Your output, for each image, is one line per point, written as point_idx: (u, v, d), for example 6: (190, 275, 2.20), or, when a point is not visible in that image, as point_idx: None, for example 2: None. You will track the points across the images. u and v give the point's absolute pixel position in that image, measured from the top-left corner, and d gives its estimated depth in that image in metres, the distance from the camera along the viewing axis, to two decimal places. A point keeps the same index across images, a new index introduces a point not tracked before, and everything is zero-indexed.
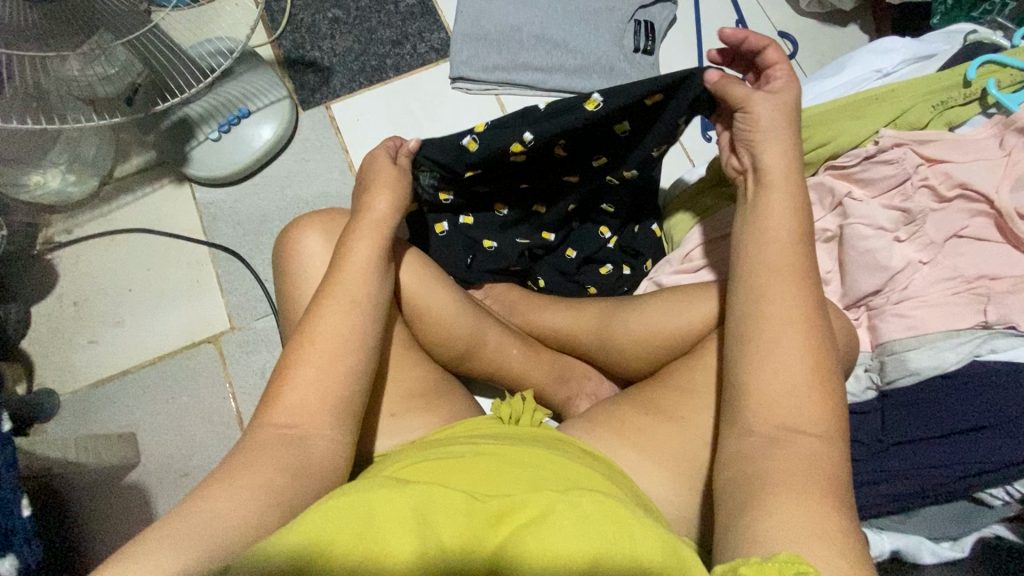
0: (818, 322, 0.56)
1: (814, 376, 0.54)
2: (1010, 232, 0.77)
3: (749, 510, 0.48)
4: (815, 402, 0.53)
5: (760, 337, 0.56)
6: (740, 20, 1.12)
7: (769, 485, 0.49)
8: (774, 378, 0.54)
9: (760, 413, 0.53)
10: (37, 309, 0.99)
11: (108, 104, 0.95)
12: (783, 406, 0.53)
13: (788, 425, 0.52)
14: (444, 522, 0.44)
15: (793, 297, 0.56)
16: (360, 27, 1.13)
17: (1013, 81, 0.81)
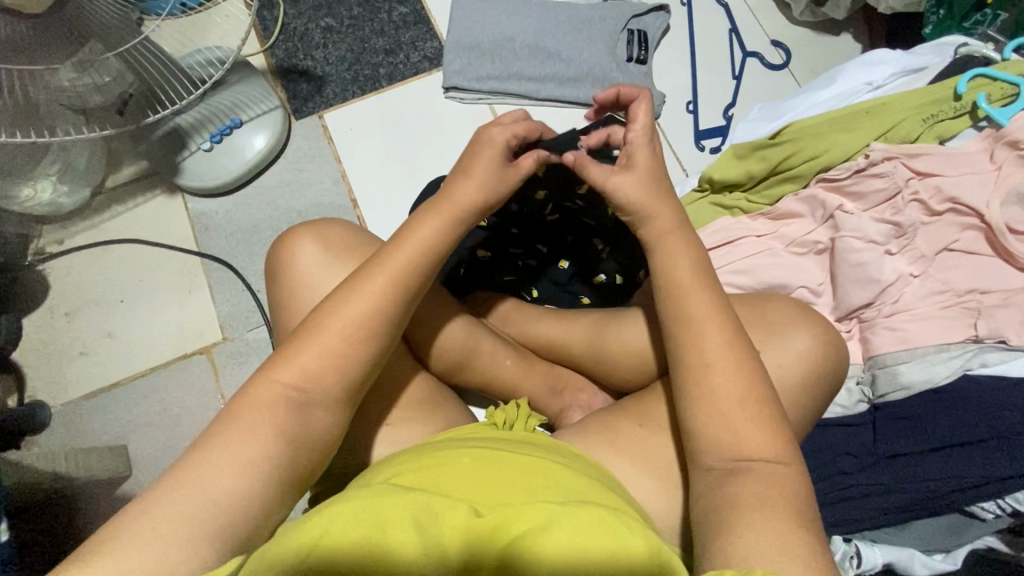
0: (740, 352, 0.56)
1: (747, 405, 0.53)
2: (1000, 246, 0.77)
3: (730, 530, 0.47)
4: (765, 431, 0.53)
5: (689, 385, 0.56)
6: (733, 29, 1.12)
7: (745, 508, 0.48)
8: (710, 422, 0.54)
9: (708, 450, 0.54)
10: (29, 320, 0.99)
11: (101, 114, 0.94)
12: (725, 440, 0.53)
13: (743, 457, 0.52)
14: (441, 526, 0.46)
15: (711, 337, 0.56)
16: (353, 36, 1.13)
17: (1003, 95, 0.81)
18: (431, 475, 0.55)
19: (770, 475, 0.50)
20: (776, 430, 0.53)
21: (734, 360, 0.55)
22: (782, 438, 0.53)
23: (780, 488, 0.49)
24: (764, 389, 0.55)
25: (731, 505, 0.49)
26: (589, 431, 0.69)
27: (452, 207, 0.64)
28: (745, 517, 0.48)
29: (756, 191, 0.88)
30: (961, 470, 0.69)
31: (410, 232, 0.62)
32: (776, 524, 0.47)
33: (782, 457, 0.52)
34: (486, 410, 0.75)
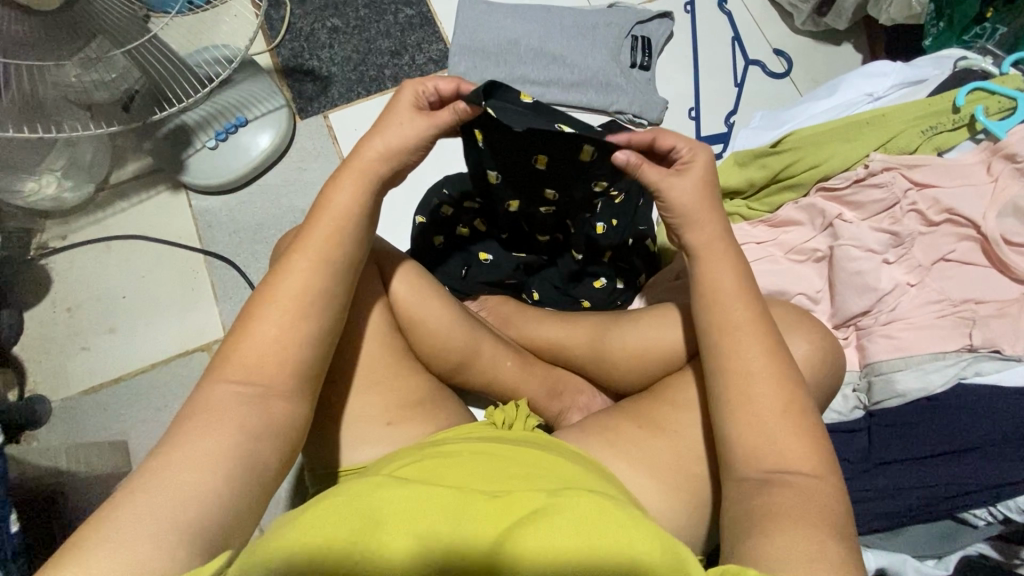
0: (783, 367, 0.57)
1: (788, 419, 0.54)
2: (996, 257, 0.78)
3: (754, 536, 0.49)
4: (801, 443, 0.54)
5: (731, 394, 0.57)
6: (735, 37, 1.13)
7: (772, 517, 0.49)
8: (749, 434, 0.55)
9: (746, 461, 0.54)
10: (30, 315, 0.99)
11: (107, 110, 0.95)
12: (765, 452, 0.54)
13: (781, 471, 0.53)
14: (440, 520, 0.47)
15: (755, 350, 0.57)
16: (358, 37, 1.14)
17: (1001, 108, 0.82)
18: (429, 470, 0.56)
19: (808, 487, 0.51)
20: (818, 447, 0.54)
21: (775, 371, 0.56)
22: (817, 452, 0.54)
23: (818, 500, 0.50)
24: (805, 402, 0.56)
25: (763, 513, 0.50)
26: (588, 432, 0.70)
27: (363, 168, 0.64)
28: (766, 524, 0.49)
29: (755, 199, 0.90)
30: (954, 477, 0.69)
31: (326, 204, 0.62)
32: (804, 527, 0.48)
33: (816, 471, 0.53)
34: (486, 410, 0.76)
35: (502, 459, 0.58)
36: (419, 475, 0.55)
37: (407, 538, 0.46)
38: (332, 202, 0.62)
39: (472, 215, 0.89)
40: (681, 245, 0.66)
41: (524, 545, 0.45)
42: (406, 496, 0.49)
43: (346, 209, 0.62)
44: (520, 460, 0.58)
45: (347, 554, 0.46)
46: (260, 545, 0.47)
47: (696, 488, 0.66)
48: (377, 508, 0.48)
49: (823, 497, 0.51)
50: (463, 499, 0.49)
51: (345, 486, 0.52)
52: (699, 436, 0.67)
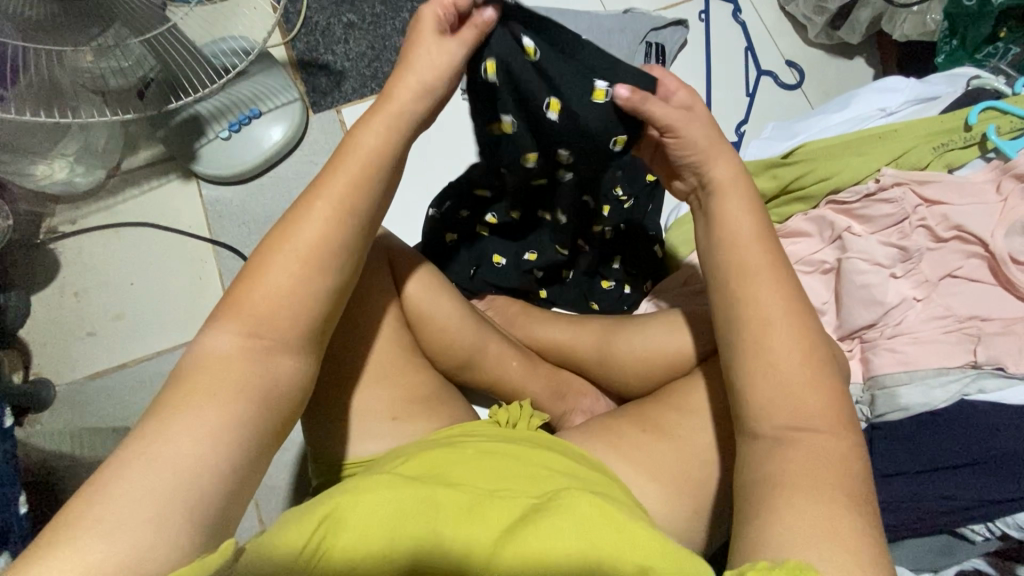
0: (804, 321, 0.55)
1: (811, 367, 0.53)
2: (1003, 276, 0.79)
3: (759, 513, 0.48)
4: (823, 398, 0.52)
5: (746, 342, 0.55)
6: (749, 48, 1.14)
7: (781, 487, 0.49)
8: (770, 384, 0.53)
9: (759, 417, 0.53)
10: (36, 298, 0.99)
11: (121, 97, 0.95)
12: (778, 403, 0.52)
13: (798, 427, 0.51)
14: (441, 522, 0.48)
15: (773, 304, 0.56)
16: (374, 33, 1.14)
17: (1013, 128, 0.83)
18: (431, 464, 0.57)
19: (819, 448, 0.50)
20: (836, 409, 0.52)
21: (789, 322, 0.55)
22: (830, 414, 0.52)
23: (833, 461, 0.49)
24: (823, 356, 0.54)
25: (771, 488, 0.49)
26: (594, 433, 0.70)
27: (398, 109, 0.61)
28: (775, 500, 0.48)
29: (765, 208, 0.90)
30: (954, 492, 0.70)
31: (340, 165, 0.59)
32: (816, 504, 0.47)
33: (831, 429, 0.51)
34: (490, 409, 0.76)
35: (504, 455, 0.59)
36: (422, 469, 0.56)
37: (405, 534, 0.47)
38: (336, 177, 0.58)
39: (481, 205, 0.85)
40: (696, 183, 0.66)
41: (522, 548, 0.46)
42: (404, 495, 0.50)
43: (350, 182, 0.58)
44: (522, 456, 0.59)
45: (347, 549, 0.46)
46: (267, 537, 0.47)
47: (698, 492, 0.66)
48: (379, 505, 0.49)
49: (838, 458, 0.50)
50: (463, 502, 0.50)
51: (351, 482, 0.52)
52: (703, 442, 0.68)
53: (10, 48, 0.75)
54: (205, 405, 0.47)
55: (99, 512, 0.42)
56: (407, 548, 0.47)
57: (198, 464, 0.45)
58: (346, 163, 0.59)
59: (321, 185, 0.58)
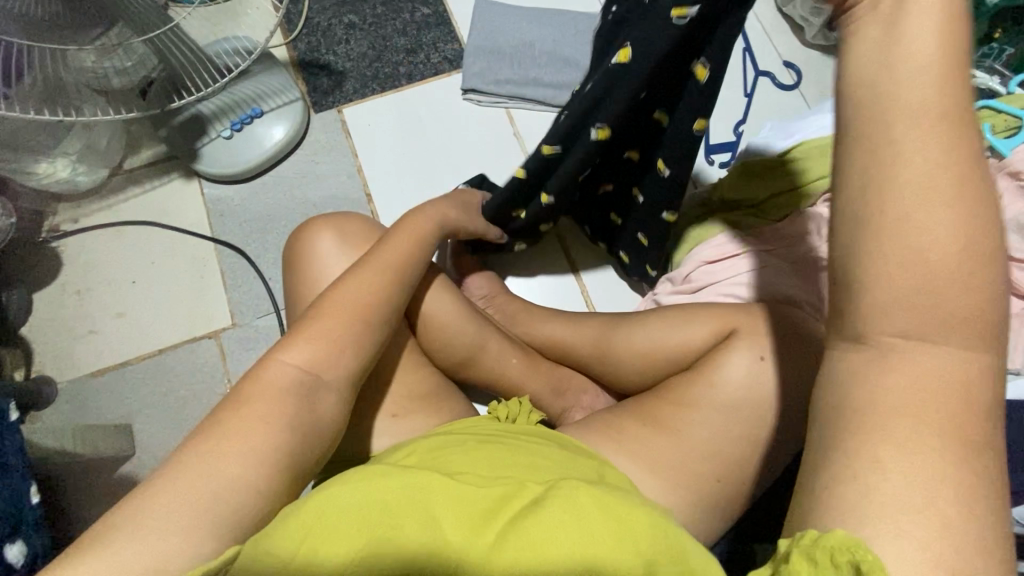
0: (971, 187, 0.33)
1: (960, 256, 0.33)
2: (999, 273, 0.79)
3: (828, 462, 0.33)
4: (973, 305, 0.33)
5: (868, 219, 0.34)
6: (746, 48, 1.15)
7: (881, 425, 0.32)
8: (897, 274, 0.33)
9: (865, 328, 0.35)
10: (39, 296, 1.00)
11: (122, 96, 0.97)
12: (905, 304, 0.34)
13: (914, 340, 0.34)
14: (444, 516, 0.48)
15: (934, 168, 0.33)
16: (375, 34, 1.15)
17: (1008, 127, 0.84)
18: (436, 459, 0.57)
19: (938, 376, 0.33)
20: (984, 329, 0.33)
21: (959, 195, 0.33)
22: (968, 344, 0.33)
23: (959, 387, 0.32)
24: (992, 246, 0.33)
25: (854, 415, 0.34)
26: (594, 428, 0.71)
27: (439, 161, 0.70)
28: (854, 426, 0.33)
29: (767, 204, 0.90)
30: None
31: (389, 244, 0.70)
32: (921, 444, 0.32)
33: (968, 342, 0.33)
34: (492, 404, 0.77)
35: (510, 451, 0.59)
36: (427, 464, 0.56)
37: (408, 528, 0.47)
38: (383, 257, 0.68)
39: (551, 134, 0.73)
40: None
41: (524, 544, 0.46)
42: (408, 490, 0.50)
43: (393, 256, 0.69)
44: (527, 451, 0.59)
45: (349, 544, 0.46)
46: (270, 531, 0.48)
47: (698, 487, 0.67)
48: (383, 500, 0.49)
49: (968, 392, 0.33)
50: (466, 492, 0.50)
51: (356, 474, 0.53)
52: (704, 437, 0.68)
53: (14, 47, 0.75)
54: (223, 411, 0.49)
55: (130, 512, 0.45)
56: (412, 543, 0.47)
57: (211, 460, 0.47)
58: (388, 247, 0.70)
59: (370, 258, 0.68)
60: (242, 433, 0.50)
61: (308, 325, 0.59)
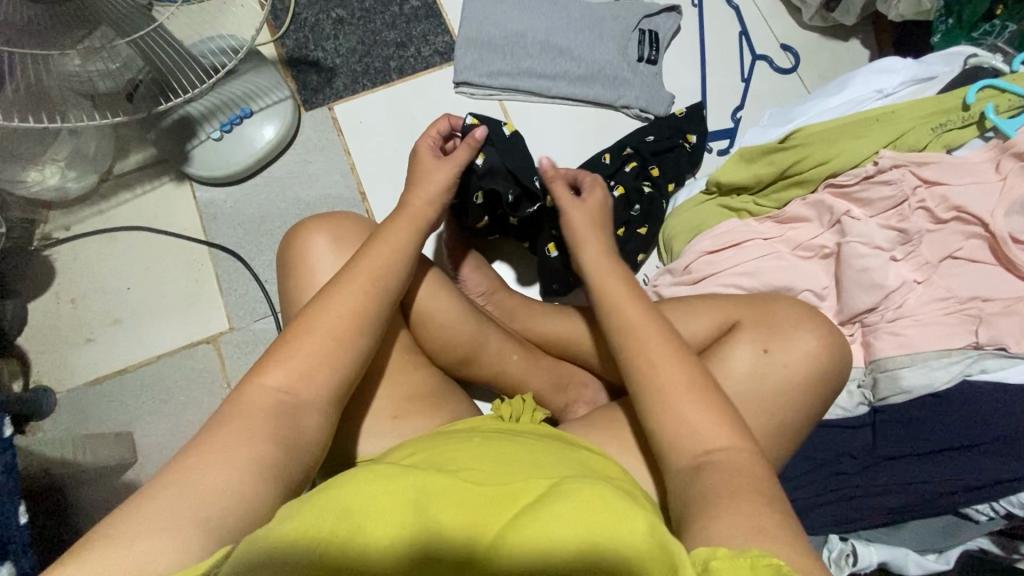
0: (680, 354, 0.59)
1: (699, 397, 0.56)
2: (1003, 256, 0.78)
3: (698, 520, 0.49)
4: (715, 422, 0.55)
5: (642, 388, 0.58)
6: (743, 31, 1.13)
7: (714, 503, 0.50)
8: (669, 420, 0.56)
9: (675, 451, 0.55)
10: (35, 305, 0.99)
11: (109, 100, 0.93)
12: (687, 437, 0.55)
13: (706, 453, 0.54)
14: (445, 511, 0.47)
15: (661, 355, 0.59)
16: (364, 28, 1.13)
17: (1011, 106, 0.82)
18: (434, 458, 0.56)
19: (734, 465, 0.53)
20: (732, 419, 0.56)
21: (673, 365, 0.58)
22: (733, 422, 0.56)
23: (744, 472, 0.52)
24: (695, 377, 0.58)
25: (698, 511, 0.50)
26: (599, 425, 0.70)
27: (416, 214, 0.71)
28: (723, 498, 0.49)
29: (762, 194, 0.90)
30: (958, 473, 0.70)
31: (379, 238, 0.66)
32: (738, 507, 0.48)
33: (737, 442, 0.54)
34: (493, 402, 0.76)
35: (516, 448, 0.59)
36: (426, 463, 0.55)
37: (410, 520, 0.46)
38: (375, 256, 0.64)
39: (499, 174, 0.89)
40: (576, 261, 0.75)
41: (529, 535, 0.45)
42: (410, 485, 0.48)
43: (395, 247, 0.66)
44: (527, 448, 0.59)
45: (348, 537, 0.44)
46: (264, 528, 0.45)
47: None
48: (384, 496, 0.47)
49: (745, 472, 0.52)
50: (470, 487, 0.49)
51: (349, 473, 0.51)
52: None
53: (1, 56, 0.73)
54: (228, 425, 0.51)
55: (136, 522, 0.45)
56: (414, 538, 0.45)
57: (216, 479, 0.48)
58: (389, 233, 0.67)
59: (358, 262, 0.63)
60: (248, 450, 0.50)
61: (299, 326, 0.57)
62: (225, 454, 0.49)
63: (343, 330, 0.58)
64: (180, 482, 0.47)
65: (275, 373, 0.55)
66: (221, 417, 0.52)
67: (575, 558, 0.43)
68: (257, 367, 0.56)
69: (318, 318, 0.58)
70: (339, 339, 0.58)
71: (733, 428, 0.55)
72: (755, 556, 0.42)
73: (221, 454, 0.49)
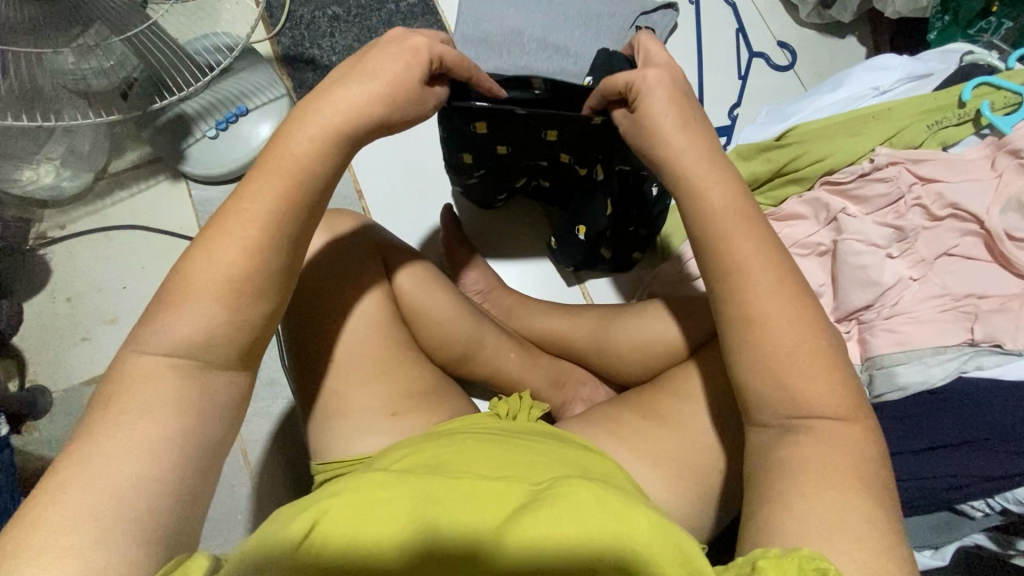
0: (796, 304, 0.54)
1: (808, 361, 0.52)
2: (999, 253, 0.79)
3: (771, 504, 0.47)
4: (821, 381, 0.51)
5: (736, 332, 0.54)
6: (739, 28, 1.13)
7: (791, 478, 0.48)
8: (760, 373, 0.53)
9: (764, 407, 0.53)
10: (29, 305, 0.98)
11: (104, 99, 0.93)
12: (780, 396, 0.52)
13: (800, 415, 0.51)
14: (444, 509, 0.47)
15: (778, 311, 0.53)
16: (360, 26, 1.12)
17: (1007, 104, 0.82)
18: (431, 460, 0.56)
19: (841, 436, 0.49)
20: (845, 386, 0.52)
21: (782, 308, 0.54)
22: (827, 392, 0.51)
23: (847, 449, 0.49)
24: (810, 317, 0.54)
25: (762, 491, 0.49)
26: (597, 422, 0.70)
27: None
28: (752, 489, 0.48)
29: (760, 191, 0.90)
30: (956, 470, 0.70)
31: (281, 150, 0.54)
32: (820, 492, 0.46)
33: (846, 414, 0.50)
34: (490, 400, 0.76)
35: (512, 447, 0.59)
36: (423, 465, 0.55)
37: (407, 525, 0.45)
38: (278, 177, 0.53)
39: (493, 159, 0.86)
40: None
41: (528, 534, 0.45)
42: (406, 490, 0.48)
43: (307, 172, 0.54)
44: (523, 448, 0.59)
45: (348, 540, 0.45)
46: (263, 540, 0.45)
47: (701, 478, 0.66)
48: (382, 501, 0.47)
49: (851, 444, 0.49)
50: (469, 484, 0.49)
51: (348, 480, 0.51)
52: (709, 427, 0.68)
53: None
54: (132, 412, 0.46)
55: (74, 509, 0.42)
56: (414, 542, 0.45)
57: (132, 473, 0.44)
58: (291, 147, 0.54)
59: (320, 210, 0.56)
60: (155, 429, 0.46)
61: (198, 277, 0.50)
62: (129, 443, 0.45)
63: (242, 278, 0.51)
64: (83, 479, 0.43)
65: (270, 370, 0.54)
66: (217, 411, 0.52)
67: (575, 555, 0.44)
68: (155, 324, 0.49)
69: None
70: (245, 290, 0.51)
71: (846, 396, 0.51)
72: (802, 556, 0.40)
73: (124, 445, 0.45)
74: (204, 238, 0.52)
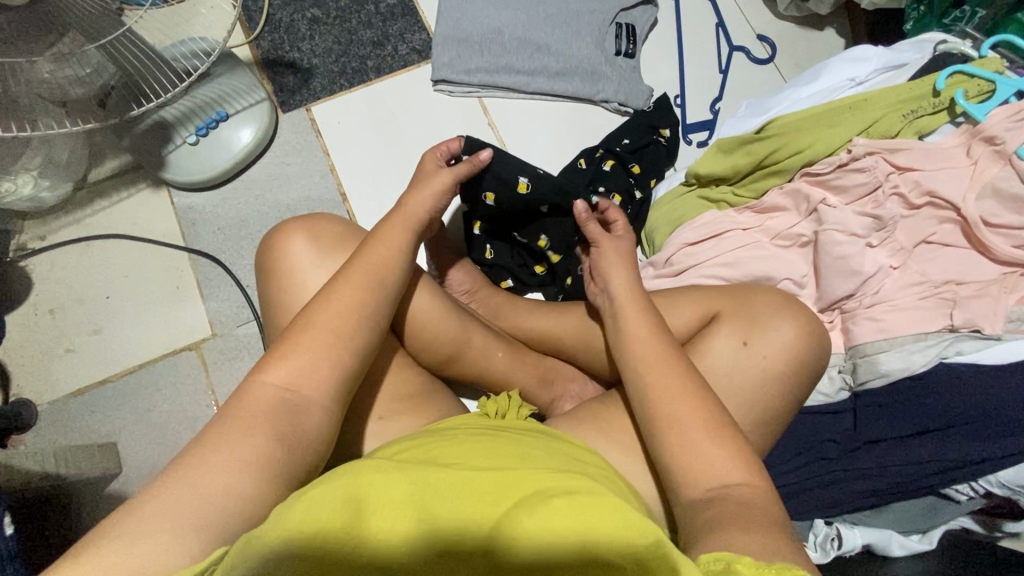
0: (697, 391, 0.60)
1: (717, 437, 0.57)
2: (975, 238, 0.80)
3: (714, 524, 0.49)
4: (727, 454, 0.56)
5: (654, 429, 0.59)
6: (719, 22, 1.13)
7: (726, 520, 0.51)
8: (679, 459, 0.57)
9: (688, 481, 0.56)
10: (12, 317, 0.97)
11: (81, 107, 0.91)
12: (700, 470, 0.56)
13: (717, 484, 0.55)
14: (440, 505, 0.46)
15: (671, 386, 0.60)
16: (340, 28, 1.12)
17: (980, 92, 0.83)
18: (425, 454, 0.56)
19: (747, 493, 0.53)
20: (742, 452, 0.56)
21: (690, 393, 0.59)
22: (743, 453, 0.56)
23: (755, 505, 0.52)
24: (710, 406, 0.59)
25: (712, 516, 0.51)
26: (586, 419, 0.70)
27: (402, 209, 0.71)
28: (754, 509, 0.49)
29: (740, 184, 0.91)
30: (939, 454, 0.71)
31: (374, 239, 0.67)
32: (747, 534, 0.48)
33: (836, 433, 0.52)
34: (479, 400, 0.75)
35: (501, 442, 0.59)
36: (418, 458, 0.55)
37: (408, 519, 0.45)
38: (372, 256, 0.65)
39: (480, 242, 0.96)
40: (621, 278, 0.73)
41: (524, 529, 0.44)
42: (404, 480, 0.47)
43: (383, 256, 0.65)
44: (512, 444, 0.59)
45: (340, 531, 0.44)
46: (257, 531, 0.44)
47: None
48: (381, 493, 0.46)
49: (759, 501, 0.53)
50: (463, 476, 0.49)
51: (340, 471, 0.49)
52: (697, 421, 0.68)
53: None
54: (164, 474, 0.48)
55: (130, 522, 0.44)
56: (416, 540, 0.44)
57: (160, 517, 0.45)
58: (377, 244, 0.66)
59: (355, 260, 0.64)
60: (193, 475, 0.47)
61: (306, 318, 0.58)
62: (167, 497, 0.46)
63: (315, 326, 0.58)
64: (114, 531, 0.44)
65: (274, 375, 0.55)
66: (227, 409, 0.53)
67: (571, 550, 0.43)
68: (255, 366, 0.56)
69: (325, 303, 0.60)
70: (321, 338, 0.57)
71: (744, 457, 0.56)
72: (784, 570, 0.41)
73: (158, 495, 0.46)
74: (321, 292, 0.61)
